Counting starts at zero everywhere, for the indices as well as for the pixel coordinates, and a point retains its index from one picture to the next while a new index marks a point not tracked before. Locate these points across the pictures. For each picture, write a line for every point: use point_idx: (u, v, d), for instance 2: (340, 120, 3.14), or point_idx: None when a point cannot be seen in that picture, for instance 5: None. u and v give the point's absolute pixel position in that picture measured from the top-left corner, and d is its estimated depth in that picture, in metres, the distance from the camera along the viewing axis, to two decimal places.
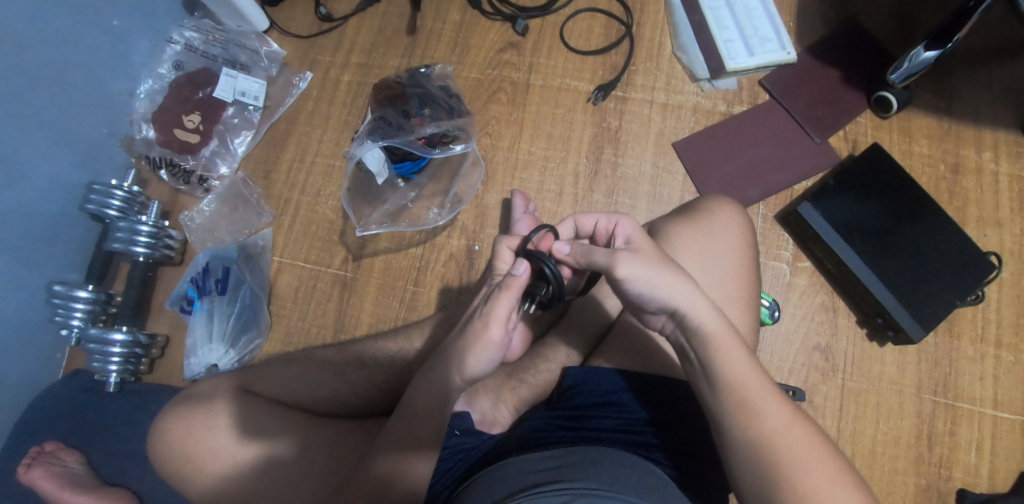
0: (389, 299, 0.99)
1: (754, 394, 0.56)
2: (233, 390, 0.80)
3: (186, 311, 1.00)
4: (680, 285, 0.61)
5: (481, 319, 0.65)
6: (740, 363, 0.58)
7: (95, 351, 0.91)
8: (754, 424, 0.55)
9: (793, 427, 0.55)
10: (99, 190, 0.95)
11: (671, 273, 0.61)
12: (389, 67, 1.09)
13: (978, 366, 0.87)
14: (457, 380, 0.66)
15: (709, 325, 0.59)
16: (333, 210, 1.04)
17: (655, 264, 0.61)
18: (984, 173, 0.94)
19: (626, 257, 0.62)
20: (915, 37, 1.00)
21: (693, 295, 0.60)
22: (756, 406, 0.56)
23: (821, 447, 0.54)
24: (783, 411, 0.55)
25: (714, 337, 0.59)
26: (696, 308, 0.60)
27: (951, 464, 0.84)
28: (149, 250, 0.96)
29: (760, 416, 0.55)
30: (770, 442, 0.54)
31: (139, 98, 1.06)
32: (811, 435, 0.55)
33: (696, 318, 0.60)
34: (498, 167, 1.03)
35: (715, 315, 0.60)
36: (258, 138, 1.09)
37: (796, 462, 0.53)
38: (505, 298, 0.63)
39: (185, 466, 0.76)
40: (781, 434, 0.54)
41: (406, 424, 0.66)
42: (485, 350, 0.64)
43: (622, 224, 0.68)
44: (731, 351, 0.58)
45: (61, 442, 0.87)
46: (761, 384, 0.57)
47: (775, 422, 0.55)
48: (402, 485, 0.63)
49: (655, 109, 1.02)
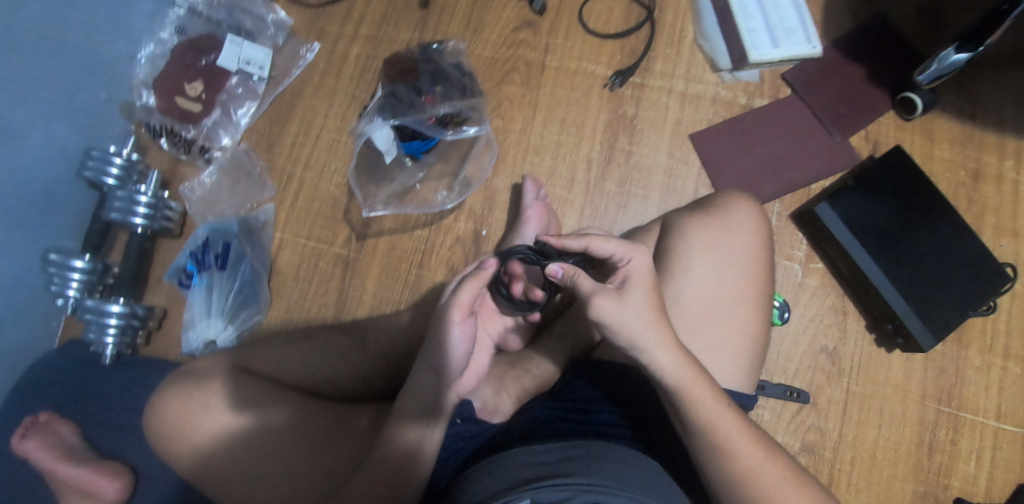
0: (393, 281, 0.98)
1: (726, 437, 0.60)
2: (231, 369, 0.79)
3: (184, 285, 0.98)
4: (648, 342, 0.61)
5: (448, 304, 0.66)
6: (711, 409, 0.60)
7: (91, 321, 0.90)
8: (727, 466, 0.59)
9: (765, 463, 0.60)
10: (97, 156, 0.92)
11: (644, 322, 0.61)
12: (400, 41, 1.05)
13: (984, 376, 0.87)
14: (430, 372, 0.66)
15: (679, 372, 0.61)
16: (337, 187, 1.02)
17: (632, 315, 0.61)
18: (1004, 182, 0.92)
19: (603, 302, 0.62)
20: (945, 36, 0.96)
21: (661, 347, 0.61)
22: (729, 447, 0.60)
23: (792, 482, 0.59)
24: (754, 453, 0.60)
25: (683, 386, 0.61)
26: (664, 360, 0.61)
27: (950, 472, 0.84)
28: (147, 221, 0.94)
29: (732, 459, 0.59)
30: (743, 481, 0.59)
31: (140, 63, 1.02)
32: (781, 469, 0.60)
33: (662, 370, 0.61)
34: (510, 150, 1.00)
35: (685, 362, 0.61)
36: (262, 109, 1.05)
37: (768, 497, 0.58)
38: (473, 284, 0.64)
39: (178, 440, 0.75)
40: (754, 473, 0.59)
41: (403, 429, 0.67)
42: (451, 331, 0.64)
43: (630, 263, 0.64)
44: (703, 397, 0.60)
45: (56, 412, 0.86)
46: (731, 424, 0.60)
47: (747, 463, 0.59)
48: (395, 448, 0.66)
49: (673, 98, 0.99)
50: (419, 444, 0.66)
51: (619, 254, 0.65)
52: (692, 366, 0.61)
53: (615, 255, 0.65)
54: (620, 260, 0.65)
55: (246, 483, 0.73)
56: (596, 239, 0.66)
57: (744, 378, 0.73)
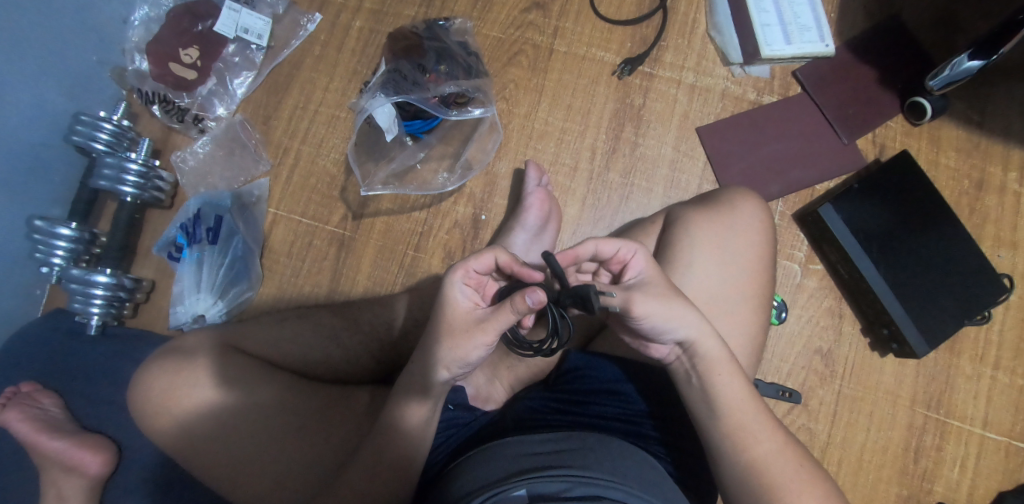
0: (389, 262, 0.96)
1: (751, 419, 0.61)
2: (220, 346, 0.77)
3: (174, 258, 0.96)
4: (689, 325, 0.61)
5: (473, 322, 0.60)
6: (737, 388, 0.62)
7: (76, 291, 0.88)
8: (752, 449, 0.60)
9: (785, 450, 0.61)
10: (86, 121, 0.89)
11: (684, 302, 0.61)
12: (405, 17, 1.02)
13: (974, 385, 0.87)
14: (440, 374, 0.62)
15: (712, 351, 0.62)
16: (335, 164, 0.99)
17: (673, 296, 0.61)
18: (1006, 193, 0.92)
19: (641, 305, 0.59)
20: (959, 42, 0.95)
21: (704, 329, 0.61)
22: (749, 432, 0.60)
23: (811, 471, 0.60)
24: (776, 438, 0.61)
25: (717, 365, 0.62)
26: (706, 339, 0.61)
27: (934, 477, 0.85)
28: (137, 190, 0.91)
29: (750, 445, 0.60)
30: (767, 465, 0.59)
31: (133, 25, 0.99)
32: (798, 458, 0.61)
33: (698, 347, 0.62)
34: (513, 134, 0.98)
35: (720, 342, 0.62)
36: (259, 80, 1.02)
37: (792, 483, 0.59)
38: (505, 312, 0.58)
39: (162, 417, 0.73)
40: (776, 456, 0.60)
41: (403, 411, 0.65)
42: (474, 350, 0.60)
43: (638, 255, 0.62)
44: (732, 377, 0.62)
45: (39, 383, 0.84)
46: (752, 410, 0.61)
47: (770, 446, 0.60)
48: (396, 431, 0.65)
49: (682, 90, 0.98)
50: (419, 427, 0.66)
51: (626, 249, 0.62)
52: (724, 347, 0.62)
53: (621, 250, 0.62)
54: (628, 253, 0.62)
55: (234, 462, 0.71)
56: (603, 240, 0.62)
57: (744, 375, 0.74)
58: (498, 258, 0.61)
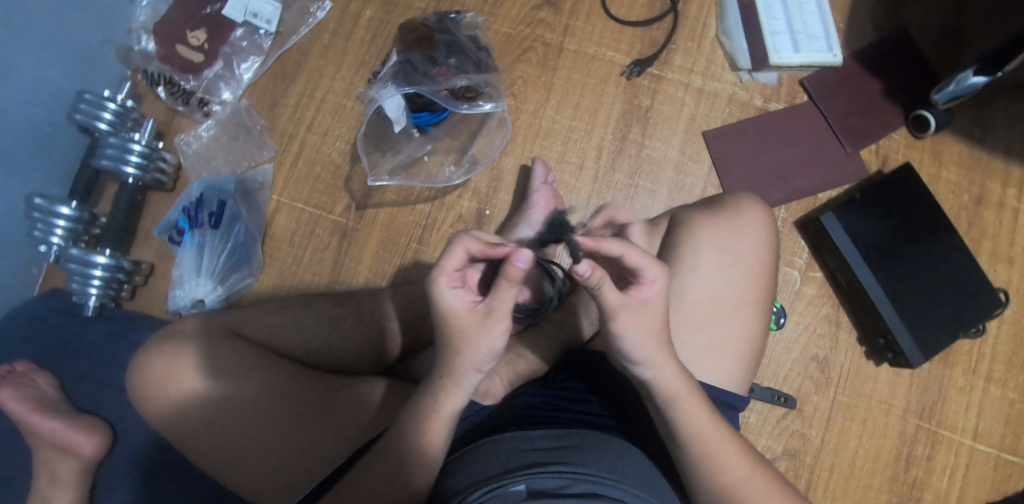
0: (390, 254, 0.96)
1: (715, 451, 0.62)
2: (222, 331, 0.77)
3: (175, 242, 0.95)
4: (655, 360, 0.61)
5: (480, 315, 0.59)
6: (697, 421, 0.62)
7: (74, 271, 0.87)
8: (717, 478, 0.62)
9: (753, 476, 0.62)
10: (90, 100, 0.88)
11: (655, 336, 0.60)
12: (416, 8, 1.02)
13: (965, 397, 0.89)
14: (471, 377, 0.62)
15: (671, 387, 0.62)
16: (340, 153, 0.99)
17: (644, 332, 0.59)
18: (1005, 209, 0.93)
19: (620, 319, 0.59)
20: (965, 58, 0.96)
21: (669, 360, 0.61)
22: (716, 460, 0.62)
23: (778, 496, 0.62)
24: (742, 467, 0.62)
25: (675, 399, 0.62)
26: (666, 372, 0.61)
27: (923, 486, 0.87)
28: (139, 171, 0.90)
29: (721, 470, 0.62)
30: (732, 494, 0.61)
31: (141, 6, 0.98)
32: (767, 483, 0.62)
33: (655, 383, 0.62)
34: (520, 131, 0.98)
35: (681, 375, 0.62)
36: (266, 66, 1.01)
37: None
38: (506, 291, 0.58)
39: (162, 404, 0.73)
40: (743, 485, 0.62)
41: (423, 413, 0.64)
42: (496, 339, 0.60)
43: (656, 280, 0.59)
44: (688, 413, 0.62)
45: (34, 363, 0.83)
46: (720, 438, 0.62)
47: (735, 476, 0.62)
48: (417, 433, 0.63)
49: (690, 94, 0.98)
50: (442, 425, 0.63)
51: (648, 271, 0.59)
52: (684, 379, 0.62)
53: (646, 269, 0.59)
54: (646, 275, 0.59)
55: (232, 451, 0.71)
56: (632, 248, 0.58)
57: (738, 380, 0.74)
58: (470, 249, 0.59)
